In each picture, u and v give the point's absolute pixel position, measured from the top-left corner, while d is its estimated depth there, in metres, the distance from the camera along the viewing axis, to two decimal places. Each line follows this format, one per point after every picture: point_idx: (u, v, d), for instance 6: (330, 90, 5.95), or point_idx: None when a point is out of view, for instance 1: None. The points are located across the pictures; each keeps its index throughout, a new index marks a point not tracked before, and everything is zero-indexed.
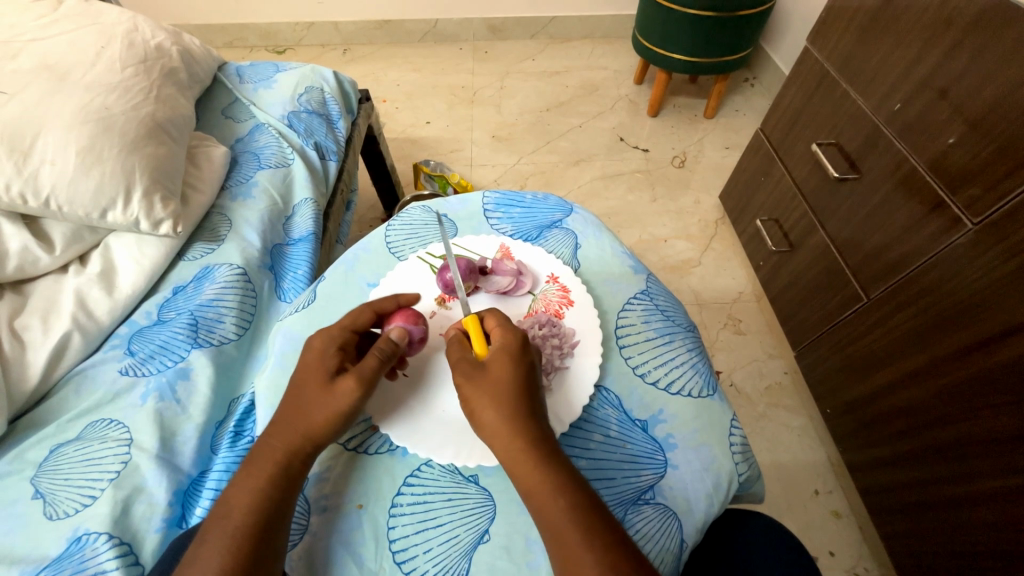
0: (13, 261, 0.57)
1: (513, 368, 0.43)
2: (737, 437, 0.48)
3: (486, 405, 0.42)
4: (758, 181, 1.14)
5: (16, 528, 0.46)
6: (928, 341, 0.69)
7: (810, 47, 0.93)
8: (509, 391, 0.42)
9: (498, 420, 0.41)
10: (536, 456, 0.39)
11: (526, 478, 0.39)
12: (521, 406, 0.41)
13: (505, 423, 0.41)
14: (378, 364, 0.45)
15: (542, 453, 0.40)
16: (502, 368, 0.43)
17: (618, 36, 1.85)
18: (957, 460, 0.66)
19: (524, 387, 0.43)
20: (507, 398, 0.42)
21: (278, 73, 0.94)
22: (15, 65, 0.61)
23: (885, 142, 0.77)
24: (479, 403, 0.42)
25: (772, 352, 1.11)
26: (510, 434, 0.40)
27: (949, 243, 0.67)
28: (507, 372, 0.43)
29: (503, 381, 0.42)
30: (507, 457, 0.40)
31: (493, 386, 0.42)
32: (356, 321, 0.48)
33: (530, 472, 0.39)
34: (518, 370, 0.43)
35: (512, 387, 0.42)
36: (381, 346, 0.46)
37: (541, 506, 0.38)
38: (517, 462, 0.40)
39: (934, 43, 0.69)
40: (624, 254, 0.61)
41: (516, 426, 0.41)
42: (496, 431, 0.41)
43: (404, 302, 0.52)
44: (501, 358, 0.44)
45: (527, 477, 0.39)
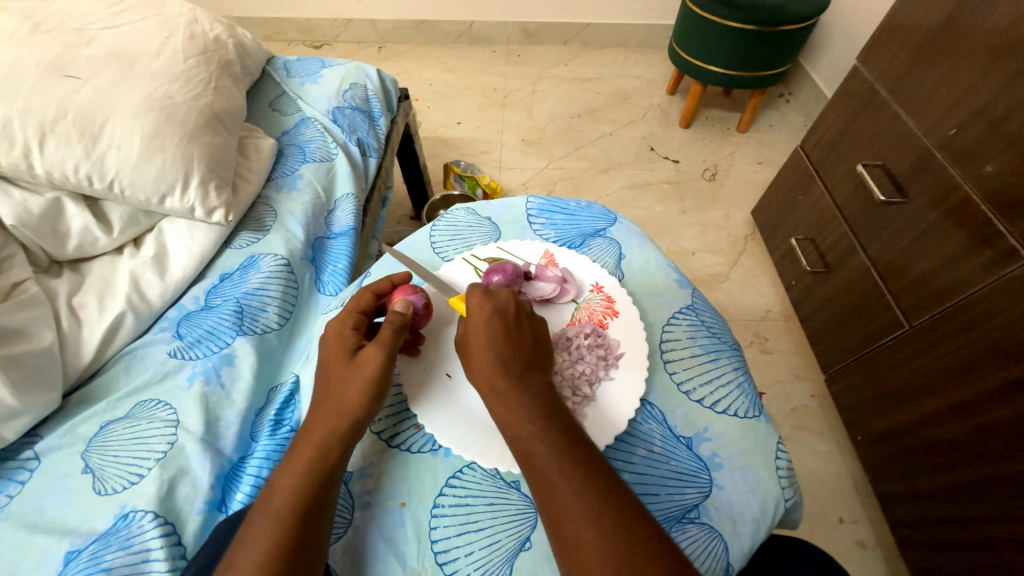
0: (74, 241, 0.59)
1: (484, 319, 0.46)
2: (784, 461, 0.47)
3: (472, 360, 0.45)
4: (795, 200, 1.12)
5: (67, 500, 0.47)
6: (972, 375, 0.67)
7: (860, 65, 0.91)
8: (488, 344, 0.45)
9: (485, 375, 0.44)
10: (524, 410, 0.41)
11: (515, 433, 0.41)
12: (503, 359, 0.44)
13: (491, 376, 0.43)
14: (394, 333, 0.46)
15: (529, 409, 0.42)
16: (479, 324, 0.46)
17: (653, 45, 1.83)
18: (999, 501, 0.63)
19: (498, 336, 0.45)
20: (484, 347, 0.45)
21: (324, 69, 0.96)
22: (88, 52, 0.63)
23: (937, 167, 0.75)
24: (468, 359, 0.46)
25: (799, 374, 1.08)
26: (496, 388, 0.43)
27: (1002, 275, 0.64)
28: (479, 323, 0.46)
29: (479, 334, 0.45)
30: (499, 412, 0.42)
31: (472, 341, 0.46)
32: (360, 303, 0.50)
33: (519, 426, 0.41)
34: (486, 317, 0.46)
35: (487, 338, 0.45)
36: (390, 317, 0.47)
37: (531, 459, 0.40)
38: (507, 417, 0.42)
39: (997, 68, 0.67)
40: (668, 267, 0.61)
41: (495, 376, 0.43)
42: (485, 386, 0.44)
43: (398, 281, 0.53)
44: (477, 312, 0.47)
45: (517, 432, 0.41)
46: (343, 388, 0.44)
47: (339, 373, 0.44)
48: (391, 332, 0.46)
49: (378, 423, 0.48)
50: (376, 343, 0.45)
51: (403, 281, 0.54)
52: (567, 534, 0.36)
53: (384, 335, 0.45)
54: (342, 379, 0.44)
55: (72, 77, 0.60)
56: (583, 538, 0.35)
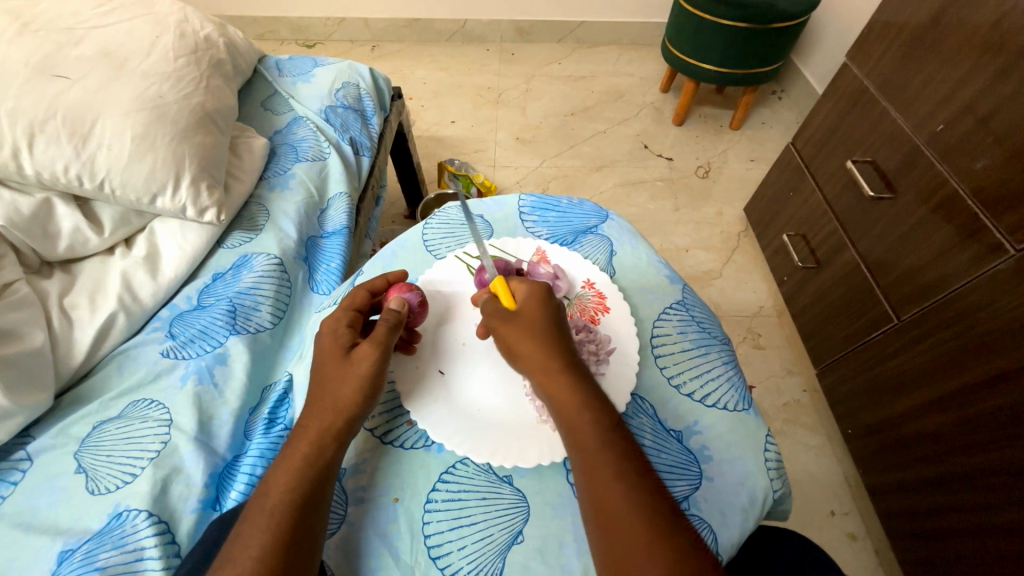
0: (64, 242, 0.59)
1: (543, 309, 0.47)
2: (772, 453, 0.47)
3: (523, 343, 0.45)
4: (786, 197, 1.13)
5: (59, 500, 0.47)
6: (958, 367, 0.68)
7: (849, 62, 0.92)
8: (549, 332, 0.45)
9: (541, 364, 0.44)
10: (581, 402, 0.42)
11: (569, 423, 0.41)
12: (559, 351, 0.44)
13: (547, 365, 0.43)
14: (389, 330, 0.46)
15: (586, 401, 0.42)
16: (537, 313, 0.46)
17: (645, 43, 1.84)
18: (983, 490, 0.65)
19: (556, 325, 0.46)
20: (542, 336, 0.45)
21: (316, 68, 0.95)
22: (77, 52, 0.62)
23: (925, 163, 0.76)
24: (517, 342, 0.45)
25: (791, 368, 1.09)
26: (551, 378, 0.43)
27: (989, 269, 0.65)
28: (538, 311, 0.46)
29: (538, 321, 0.46)
30: (556, 401, 0.42)
31: (529, 324, 0.45)
32: (354, 301, 0.50)
33: (575, 417, 0.41)
34: (545, 305, 0.47)
35: (547, 325, 0.46)
36: (385, 314, 0.47)
37: (583, 450, 0.40)
38: (564, 406, 0.42)
39: (983, 65, 0.68)
40: (660, 263, 0.62)
41: (553, 360, 0.44)
42: (540, 376, 0.44)
43: (393, 279, 0.53)
44: (533, 301, 0.47)
45: (572, 422, 0.41)
46: (336, 385, 0.44)
47: (333, 371, 0.45)
48: (385, 330, 0.46)
49: (372, 420, 0.49)
50: (372, 339, 0.45)
51: (399, 280, 0.54)
52: (604, 504, 0.37)
53: (379, 331, 0.46)
54: (335, 376, 0.44)
55: (61, 77, 0.59)
56: (629, 532, 0.35)
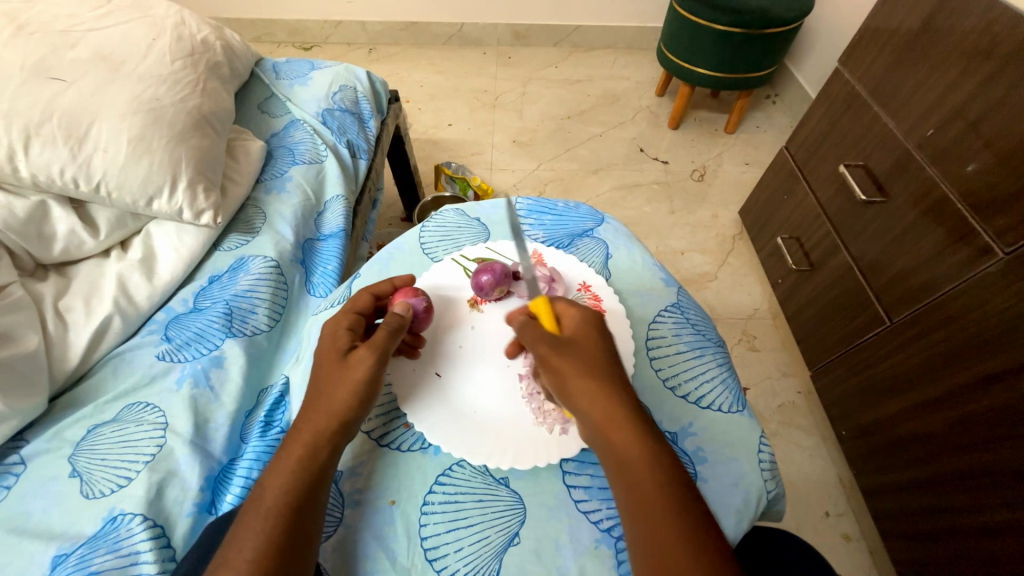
0: (59, 245, 0.58)
1: (599, 341, 0.45)
2: (767, 454, 0.48)
3: (580, 382, 0.42)
4: (780, 200, 1.14)
5: (54, 504, 0.47)
6: (950, 369, 0.69)
7: (841, 67, 0.93)
8: (610, 373, 0.43)
9: (604, 409, 0.41)
10: (650, 456, 0.39)
11: (633, 477, 0.39)
12: (621, 395, 0.42)
13: (610, 410, 0.41)
14: (389, 335, 0.46)
15: (652, 455, 0.39)
16: (598, 352, 0.44)
17: (641, 48, 1.85)
18: (974, 491, 0.66)
19: (613, 362, 0.44)
20: (601, 369, 0.43)
21: (313, 71, 0.96)
22: (73, 54, 0.62)
23: (916, 166, 0.77)
24: (574, 380, 0.42)
25: (786, 371, 1.10)
26: (616, 425, 0.40)
27: (978, 271, 0.66)
28: (598, 349, 0.44)
29: (599, 360, 0.43)
30: (618, 451, 0.40)
31: (586, 361, 0.43)
32: (357, 304, 0.50)
33: (642, 472, 0.39)
34: (602, 341, 0.45)
35: (607, 364, 0.44)
36: (388, 319, 0.47)
37: (641, 496, 0.38)
38: (628, 458, 0.39)
39: (972, 71, 0.69)
40: (655, 266, 0.62)
41: (617, 398, 0.41)
42: (601, 419, 0.41)
43: (399, 283, 0.54)
44: (589, 335, 0.45)
45: (636, 476, 0.39)
46: (332, 387, 0.44)
47: (330, 373, 0.45)
48: (385, 334, 0.46)
49: (369, 423, 0.49)
50: (371, 343, 0.45)
51: (405, 284, 0.54)
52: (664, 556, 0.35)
53: (379, 335, 0.46)
54: (332, 379, 0.44)
55: (56, 80, 0.59)
56: None
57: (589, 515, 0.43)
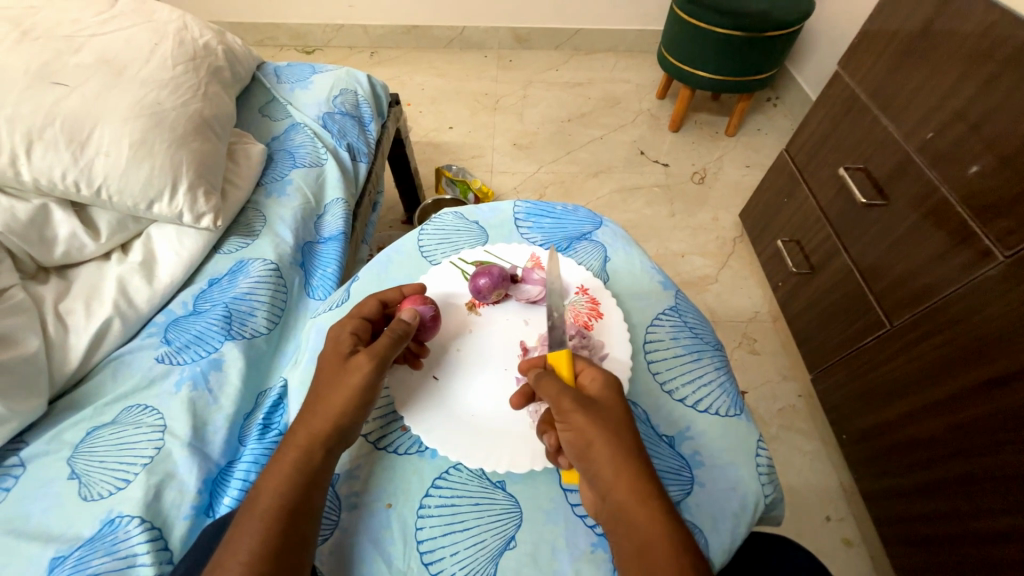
0: (61, 248, 0.59)
1: (618, 399, 0.43)
2: (764, 458, 0.48)
3: (603, 449, 0.40)
4: (780, 202, 1.14)
5: (52, 506, 0.47)
6: (952, 373, 0.69)
7: (841, 70, 0.93)
8: (634, 443, 0.41)
9: (625, 484, 0.39)
10: (673, 542, 0.37)
11: (654, 565, 0.36)
12: (644, 466, 0.40)
13: (632, 484, 0.39)
14: (393, 342, 0.46)
15: (675, 539, 0.37)
16: (622, 417, 0.42)
17: (641, 51, 1.86)
18: (976, 496, 0.65)
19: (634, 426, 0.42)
20: (618, 425, 0.42)
21: (314, 75, 0.96)
22: (76, 59, 0.63)
23: (916, 170, 0.77)
24: (597, 447, 0.40)
25: (787, 374, 1.10)
26: (639, 502, 0.38)
27: (979, 275, 0.66)
28: (623, 415, 0.42)
29: (623, 426, 0.42)
30: (638, 532, 0.37)
31: (609, 425, 0.41)
32: (364, 310, 0.50)
33: (664, 560, 0.36)
34: (624, 404, 0.43)
35: (631, 431, 0.42)
36: (393, 326, 0.47)
37: (646, 553, 0.37)
38: (651, 543, 0.37)
39: (972, 74, 0.69)
40: (653, 269, 0.62)
41: (626, 451, 0.40)
42: (623, 495, 0.39)
43: (408, 291, 0.53)
44: (614, 399, 0.43)
45: (657, 563, 0.36)
46: (329, 390, 0.44)
47: (329, 376, 0.45)
48: (389, 341, 0.46)
49: (368, 426, 0.49)
50: (373, 348, 0.45)
51: (415, 291, 0.53)
52: None
53: (382, 342, 0.46)
54: (329, 382, 0.45)
55: (59, 85, 0.60)
56: None
57: (586, 519, 0.43)
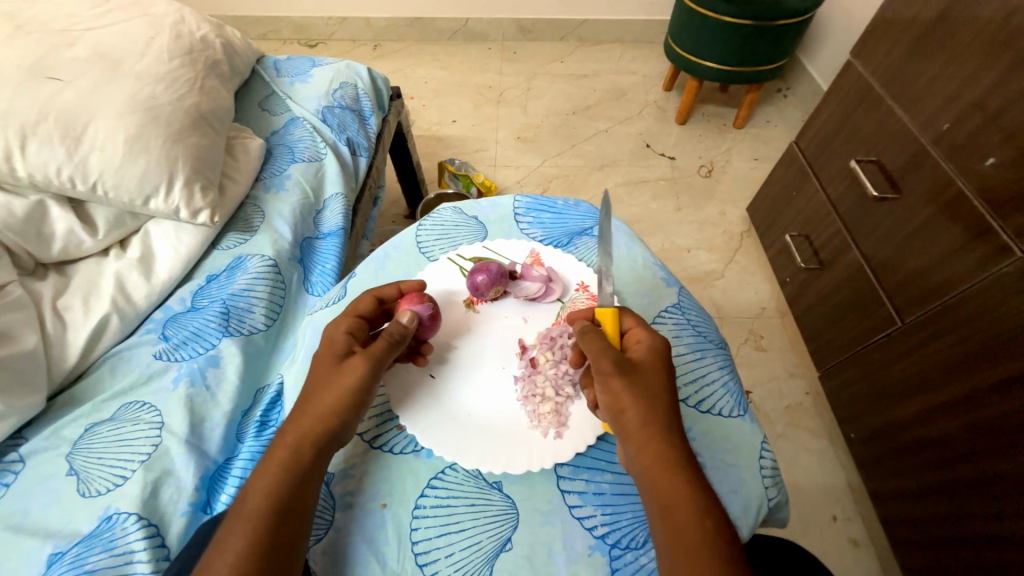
0: (58, 244, 0.59)
1: (661, 366, 0.43)
2: (767, 460, 0.46)
3: (637, 412, 0.40)
4: (790, 196, 1.11)
5: (51, 502, 0.47)
6: (965, 373, 0.67)
7: (854, 60, 0.90)
8: (671, 408, 0.41)
9: (655, 447, 0.39)
10: (700, 503, 0.37)
11: (679, 522, 0.36)
12: (675, 431, 0.40)
13: (663, 447, 0.39)
14: (389, 346, 0.46)
15: (702, 501, 0.37)
16: (662, 383, 0.42)
17: (648, 41, 1.82)
18: (988, 498, 0.63)
19: (671, 393, 0.42)
20: (655, 389, 0.42)
21: (314, 68, 0.95)
22: (71, 53, 0.63)
23: (931, 162, 0.74)
24: (631, 409, 0.41)
25: (794, 371, 1.08)
26: (667, 466, 0.39)
27: (994, 272, 0.64)
28: (662, 381, 0.42)
29: (661, 392, 0.42)
30: (666, 492, 0.38)
31: (647, 389, 0.41)
32: (359, 308, 0.49)
33: (689, 518, 0.36)
34: (666, 371, 0.43)
35: (669, 397, 0.42)
36: (390, 330, 0.46)
37: (672, 513, 0.37)
38: (677, 503, 0.37)
39: (991, 61, 0.66)
40: (656, 265, 0.61)
41: (659, 416, 0.40)
42: (652, 458, 0.39)
43: (406, 288, 0.51)
44: (656, 364, 0.43)
45: (681, 520, 0.36)
46: (321, 390, 0.44)
47: (322, 375, 0.44)
48: (384, 346, 0.46)
49: (363, 425, 0.48)
50: (369, 352, 0.45)
51: (413, 289, 0.52)
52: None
53: (379, 346, 0.45)
54: (322, 381, 0.44)
55: (54, 79, 0.59)
56: None
57: (583, 521, 0.42)
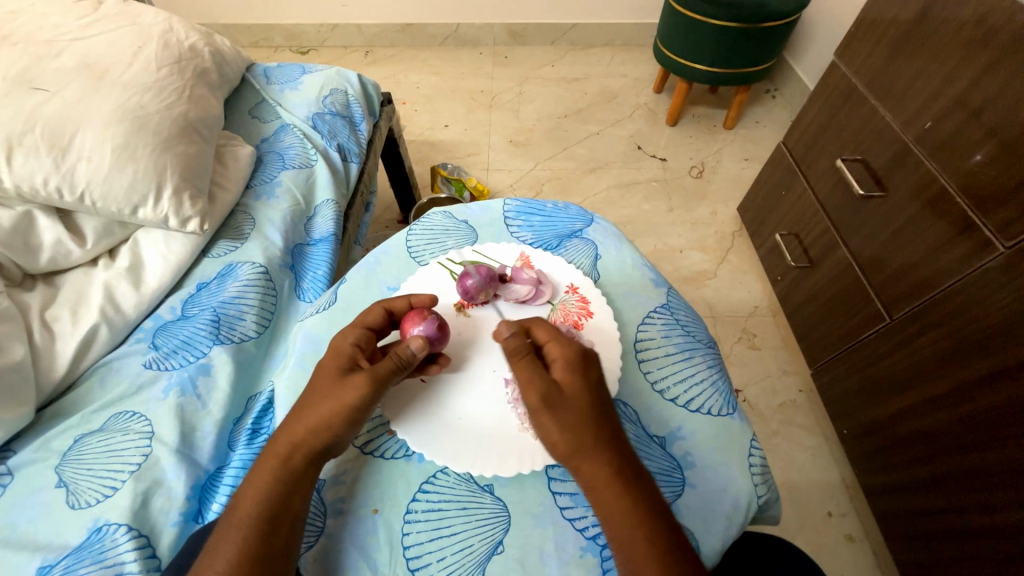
0: (46, 254, 0.59)
1: (580, 379, 0.43)
2: (757, 457, 0.47)
3: (564, 437, 0.41)
4: (779, 195, 1.12)
5: (39, 515, 0.47)
6: (953, 366, 0.68)
7: (838, 61, 0.91)
8: (602, 424, 0.41)
9: (590, 466, 0.40)
10: (639, 511, 0.39)
11: (622, 534, 0.38)
12: (607, 445, 0.41)
13: (599, 464, 0.40)
14: (394, 369, 0.45)
15: (640, 512, 0.39)
16: (587, 400, 0.42)
17: (638, 44, 1.84)
18: (978, 491, 0.64)
19: (596, 408, 0.42)
20: (578, 406, 0.41)
21: (304, 75, 0.95)
22: (57, 63, 0.63)
23: (914, 160, 0.75)
24: (559, 438, 0.41)
25: (787, 369, 1.09)
26: (604, 482, 0.39)
27: (980, 266, 0.65)
28: (586, 399, 0.42)
29: (587, 412, 0.41)
30: (606, 508, 0.39)
31: (570, 412, 0.41)
32: (369, 319, 0.49)
33: (629, 528, 0.38)
34: (586, 385, 0.42)
35: (595, 412, 0.42)
36: (399, 353, 0.45)
37: (616, 522, 0.39)
38: (615, 518, 0.38)
39: (970, 61, 0.67)
40: (645, 266, 0.61)
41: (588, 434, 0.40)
42: (588, 476, 0.40)
43: (416, 303, 0.51)
44: (576, 380, 0.42)
45: (622, 534, 0.38)
46: (310, 398, 0.44)
47: (312, 382, 0.44)
48: (391, 367, 0.45)
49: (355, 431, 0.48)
50: (372, 369, 0.44)
51: (420, 305, 0.51)
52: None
53: (384, 366, 0.44)
54: (312, 388, 0.44)
55: (39, 90, 0.59)
56: None
57: (575, 522, 0.43)
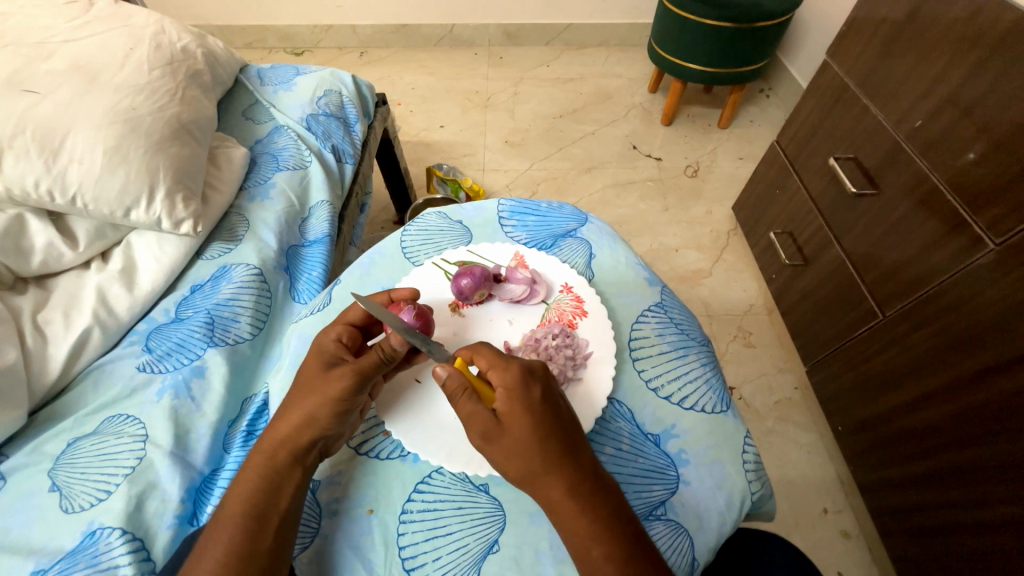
0: (38, 257, 0.58)
1: (519, 402, 0.40)
2: (750, 454, 0.47)
3: (512, 463, 0.39)
4: (773, 194, 1.13)
5: (32, 519, 0.46)
6: (945, 363, 0.68)
7: (830, 60, 0.92)
8: (549, 444, 0.39)
9: (541, 489, 0.39)
10: (597, 527, 0.37)
11: (582, 552, 0.37)
12: (557, 465, 0.39)
13: (551, 485, 0.38)
14: (377, 363, 0.44)
15: (598, 530, 0.37)
16: (528, 424, 0.39)
17: (633, 44, 1.84)
18: (971, 486, 0.65)
19: (541, 432, 0.39)
20: (521, 431, 0.39)
21: (298, 76, 0.95)
22: (48, 65, 0.62)
23: (906, 158, 0.76)
24: (508, 465, 0.40)
25: (783, 366, 1.09)
26: (558, 503, 0.38)
27: (972, 263, 0.65)
28: (527, 422, 0.40)
29: (531, 436, 0.39)
30: (567, 531, 0.38)
31: (513, 440, 0.39)
32: (352, 316, 0.49)
33: (588, 545, 0.37)
34: (528, 408, 0.40)
35: (540, 436, 0.39)
36: (381, 347, 0.45)
37: (576, 539, 0.37)
38: (573, 534, 0.37)
39: (960, 59, 0.68)
40: (639, 265, 0.62)
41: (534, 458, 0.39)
42: (543, 498, 0.39)
43: (398, 297, 0.51)
44: (516, 404, 0.40)
45: (582, 553, 0.37)
46: (303, 399, 0.43)
47: (306, 382, 0.44)
48: (372, 361, 0.44)
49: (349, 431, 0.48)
50: (356, 364, 0.44)
51: (403, 300, 0.51)
52: None
53: (367, 359, 0.44)
54: (304, 389, 0.44)
55: (30, 92, 0.59)
56: None
57: None
